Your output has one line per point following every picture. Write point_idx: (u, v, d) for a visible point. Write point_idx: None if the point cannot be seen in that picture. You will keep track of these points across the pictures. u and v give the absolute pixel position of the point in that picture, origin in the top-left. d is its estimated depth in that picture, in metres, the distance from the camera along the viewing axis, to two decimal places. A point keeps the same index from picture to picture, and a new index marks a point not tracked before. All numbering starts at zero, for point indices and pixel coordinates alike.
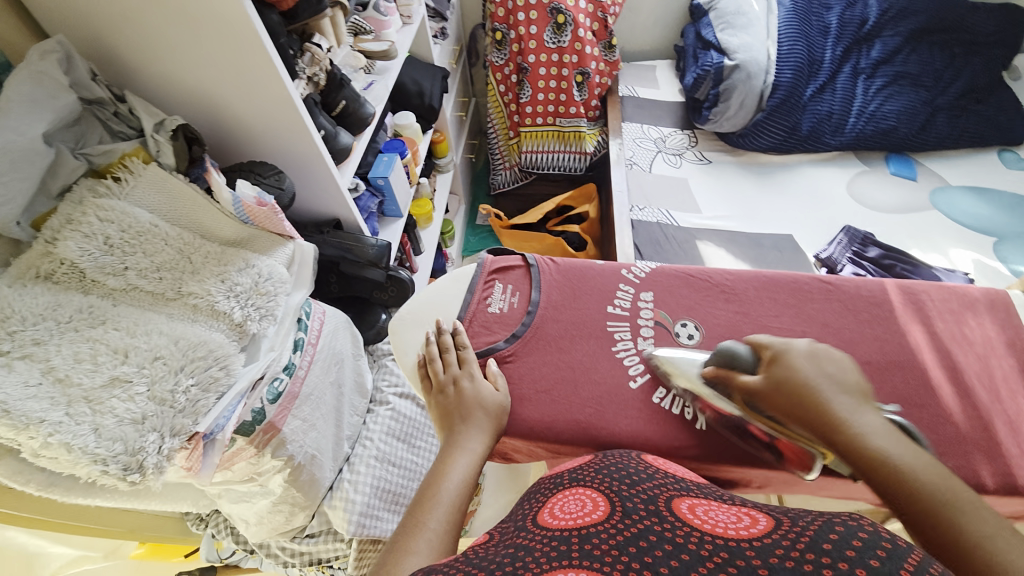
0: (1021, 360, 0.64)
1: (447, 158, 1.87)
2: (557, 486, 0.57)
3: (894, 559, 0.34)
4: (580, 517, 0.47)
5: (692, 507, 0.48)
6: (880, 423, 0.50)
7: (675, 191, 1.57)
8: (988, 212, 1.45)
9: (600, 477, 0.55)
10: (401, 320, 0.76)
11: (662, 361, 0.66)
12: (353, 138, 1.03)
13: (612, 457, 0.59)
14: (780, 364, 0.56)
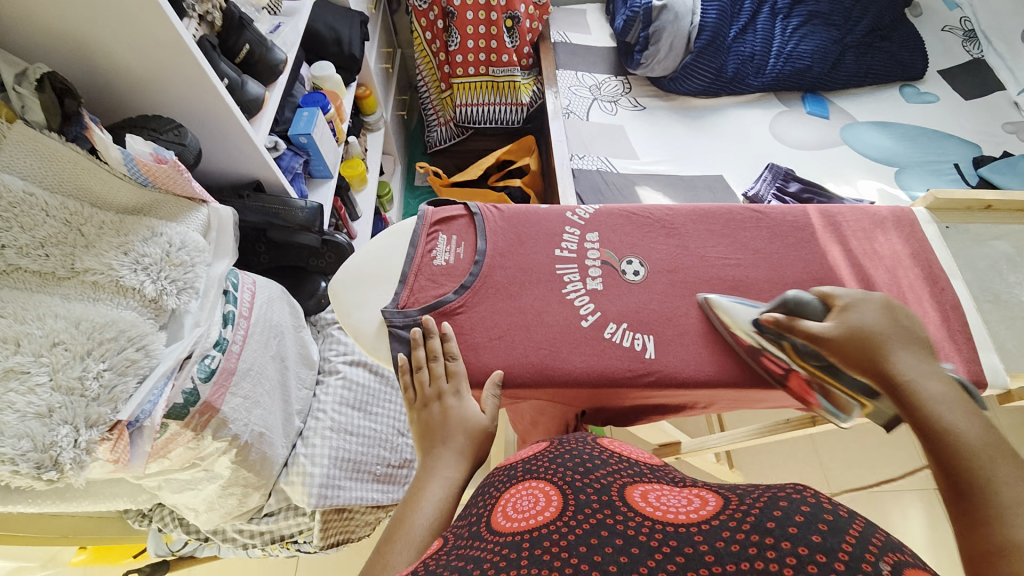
0: (923, 269, 0.71)
1: (376, 115, 1.78)
2: (512, 479, 0.58)
3: (834, 533, 0.38)
4: (534, 515, 0.48)
5: (642, 492, 0.51)
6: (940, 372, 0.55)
7: (612, 138, 1.57)
8: (889, 145, 1.59)
9: (553, 469, 0.56)
10: (341, 281, 0.71)
11: (716, 304, 0.67)
12: (265, 88, 0.93)
13: (566, 446, 0.60)
14: (856, 314, 0.61)
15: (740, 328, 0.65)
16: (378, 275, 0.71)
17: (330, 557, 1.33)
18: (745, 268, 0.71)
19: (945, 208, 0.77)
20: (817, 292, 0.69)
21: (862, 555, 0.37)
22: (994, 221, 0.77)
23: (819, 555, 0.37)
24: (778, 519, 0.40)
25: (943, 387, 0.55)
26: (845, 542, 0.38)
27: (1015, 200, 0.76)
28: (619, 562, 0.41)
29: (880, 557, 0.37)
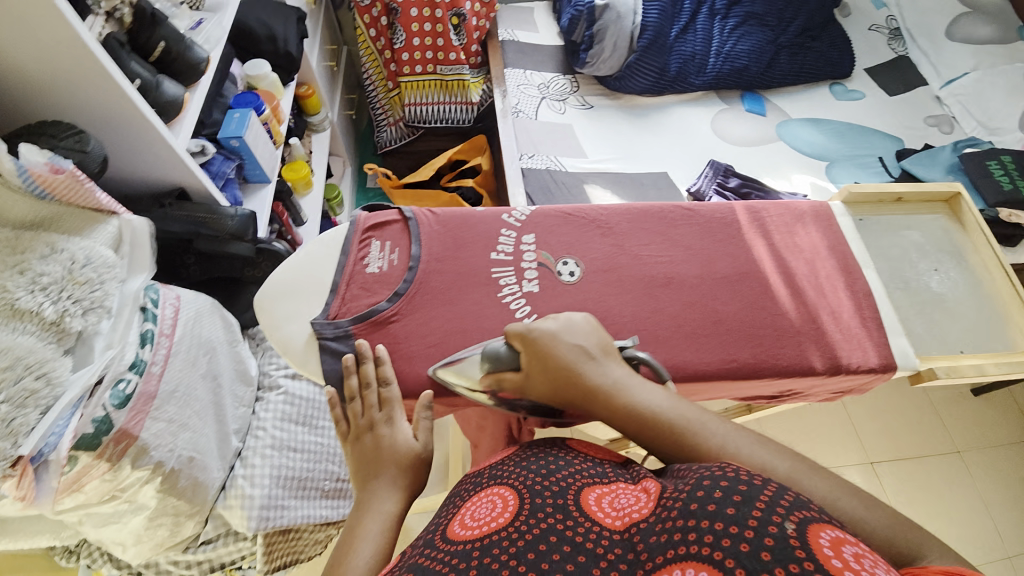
0: (839, 260, 0.75)
1: (321, 115, 1.70)
2: (474, 487, 0.57)
3: (749, 501, 0.40)
4: (488, 521, 0.48)
5: (596, 492, 0.51)
6: (625, 376, 0.55)
7: (561, 137, 1.59)
8: (821, 140, 1.68)
9: (514, 472, 0.55)
10: (268, 293, 0.67)
11: (445, 371, 0.62)
12: (184, 89, 0.86)
13: (533, 451, 0.60)
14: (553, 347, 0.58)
15: (475, 386, 0.62)
16: (307, 285, 0.68)
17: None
18: (677, 265, 0.73)
19: (860, 201, 0.81)
20: (744, 286, 0.72)
21: (769, 519, 0.38)
22: (903, 212, 0.82)
23: (736, 529, 0.38)
24: (703, 501, 0.41)
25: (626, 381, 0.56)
26: (755, 509, 0.39)
27: (922, 192, 0.81)
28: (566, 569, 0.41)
29: (789, 519, 0.38)
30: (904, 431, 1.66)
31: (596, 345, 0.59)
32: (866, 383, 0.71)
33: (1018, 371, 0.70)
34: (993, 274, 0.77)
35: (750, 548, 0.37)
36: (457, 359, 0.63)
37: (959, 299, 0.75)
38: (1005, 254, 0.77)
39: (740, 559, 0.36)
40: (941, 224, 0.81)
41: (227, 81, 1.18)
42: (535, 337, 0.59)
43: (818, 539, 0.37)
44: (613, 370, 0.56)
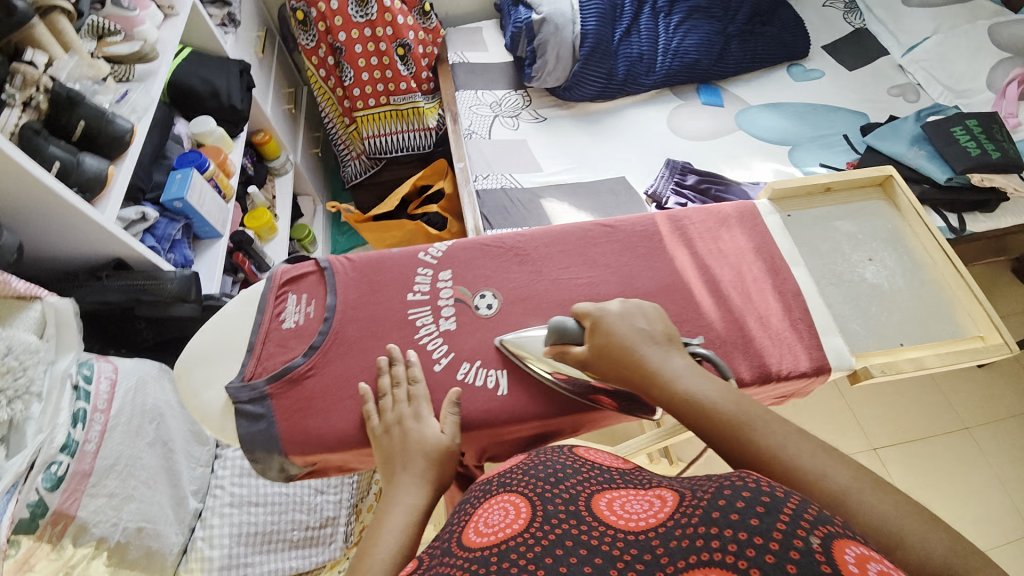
0: (767, 261, 0.73)
1: (280, 159, 1.72)
2: (485, 495, 0.56)
3: (771, 513, 0.37)
4: (501, 530, 0.47)
5: (608, 499, 0.49)
6: (685, 364, 0.56)
7: (516, 154, 1.58)
8: (782, 124, 1.64)
9: (529, 481, 0.54)
10: (188, 360, 0.68)
11: (511, 344, 0.66)
12: (108, 163, 0.89)
13: (543, 458, 0.58)
14: (605, 329, 0.60)
15: (537, 358, 0.65)
16: (224, 349, 0.68)
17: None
18: (596, 286, 0.72)
19: (786, 197, 0.79)
20: (667, 301, 0.70)
21: (794, 531, 0.35)
22: (833, 203, 0.79)
23: (759, 538, 0.35)
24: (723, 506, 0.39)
25: (690, 372, 0.56)
26: (779, 520, 0.36)
27: (850, 179, 0.79)
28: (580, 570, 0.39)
29: (812, 532, 0.35)
30: (908, 412, 1.58)
31: (661, 332, 0.60)
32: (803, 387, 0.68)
33: (963, 360, 0.66)
34: (934, 256, 0.73)
35: (773, 561, 0.33)
36: (522, 337, 0.67)
37: (897, 288, 0.72)
38: (944, 234, 0.73)
39: (761, 567, 0.33)
40: (877, 209, 0.78)
41: (171, 142, 1.21)
42: (601, 318, 0.61)
43: (845, 555, 0.34)
44: (676, 359, 0.57)
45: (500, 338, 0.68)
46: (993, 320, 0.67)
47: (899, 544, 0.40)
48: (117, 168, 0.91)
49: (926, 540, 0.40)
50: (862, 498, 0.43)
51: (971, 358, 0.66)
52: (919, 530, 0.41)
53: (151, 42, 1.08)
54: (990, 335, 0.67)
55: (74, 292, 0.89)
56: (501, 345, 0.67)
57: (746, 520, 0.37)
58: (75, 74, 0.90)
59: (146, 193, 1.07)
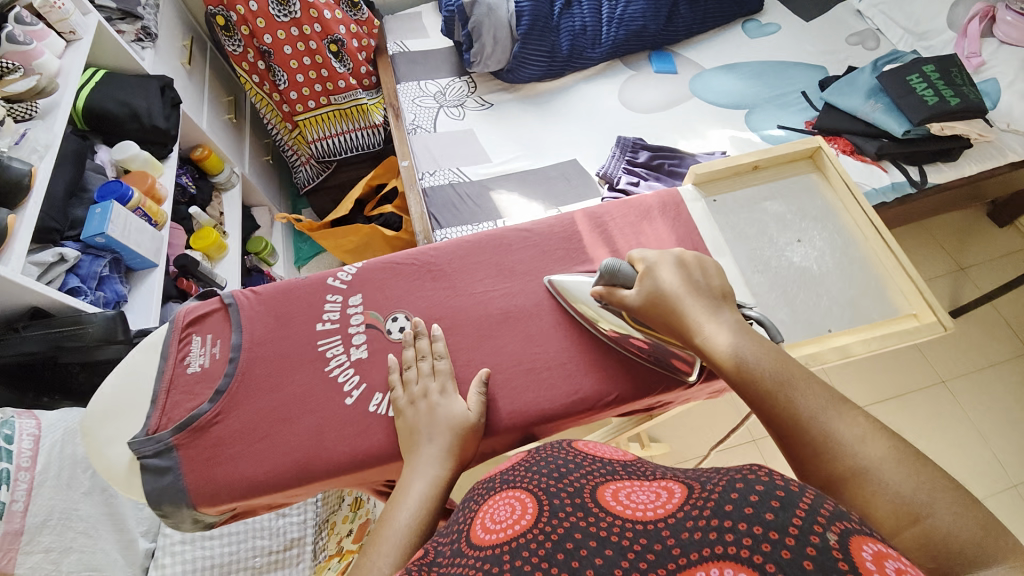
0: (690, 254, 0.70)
1: (224, 173, 1.65)
2: (484, 491, 0.49)
3: (788, 507, 0.34)
4: (508, 529, 0.41)
5: (613, 487, 0.45)
6: (734, 319, 0.55)
7: (464, 144, 1.50)
8: (738, 87, 1.55)
9: (529, 474, 0.48)
10: (92, 416, 0.65)
11: (562, 285, 0.67)
12: (7, 211, 0.84)
13: (542, 452, 0.52)
14: (656, 276, 0.59)
15: (586, 301, 0.65)
16: (128, 401, 0.66)
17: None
18: (513, 296, 0.69)
19: (711, 179, 0.75)
20: None
21: (811, 526, 0.33)
22: (761, 181, 0.76)
23: (774, 534, 0.33)
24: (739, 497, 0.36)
25: (738, 331, 0.55)
26: (795, 516, 0.34)
27: (777, 155, 0.75)
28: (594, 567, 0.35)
29: (829, 527, 0.33)
30: (885, 371, 1.51)
31: (715, 287, 0.59)
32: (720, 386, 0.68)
33: (894, 341, 0.63)
34: (865, 231, 0.70)
35: (790, 557, 0.31)
36: (574, 281, 0.67)
37: (825, 271, 0.69)
38: (873, 207, 0.70)
39: (780, 564, 0.31)
40: (808, 183, 0.75)
41: (91, 173, 1.15)
42: (654, 266, 0.60)
43: (862, 553, 0.32)
44: (724, 316, 0.56)
45: (550, 279, 0.69)
46: (924, 297, 0.64)
47: (926, 518, 0.39)
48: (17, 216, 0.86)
49: (950, 516, 0.39)
50: (894, 475, 0.42)
51: (902, 339, 0.63)
52: (948, 513, 0.39)
53: (52, 74, 1.02)
54: (923, 314, 0.64)
55: None
56: (551, 284, 0.68)
57: (762, 515, 0.34)
58: None
59: (64, 233, 1.02)
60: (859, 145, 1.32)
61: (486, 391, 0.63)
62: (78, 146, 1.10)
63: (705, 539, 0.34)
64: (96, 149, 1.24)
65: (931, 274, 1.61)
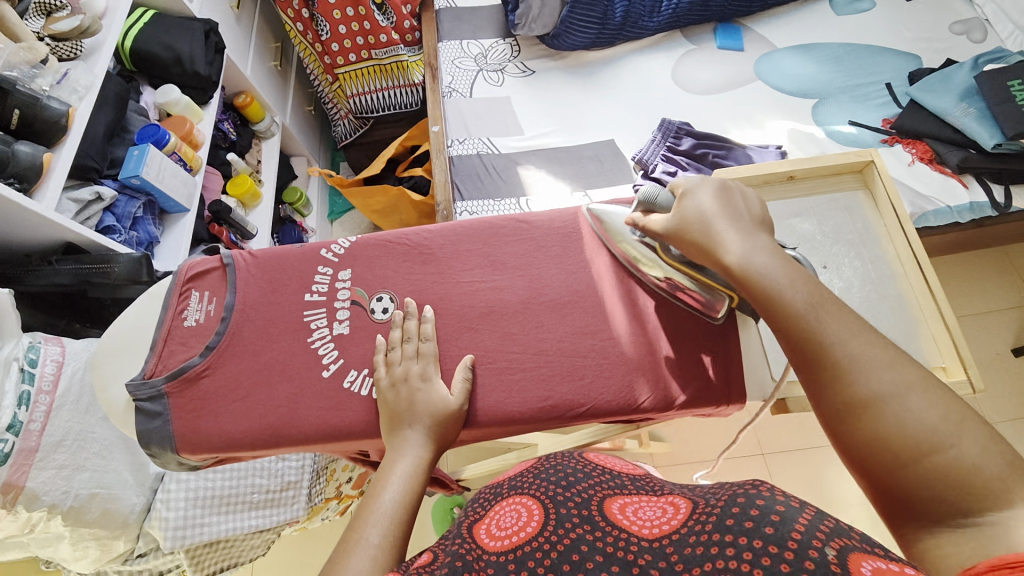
0: None
1: (265, 122, 1.67)
2: (496, 497, 0.60)
3: (787, 522, 0.39)
4: (514, 533, 0.52)
5: (620, 504, 0.53)
6: (769, 244, 0.53)
7: (498, 112, 1.43)
8: (810, 71, 1.36)
9: (538, 485, 0.58)
10: (100, 353, 0.70)
11: (596, 216, 0.69)
12: (44, 149, 0.89)
13: (552, 465, 0.63)
14: (695, 200, 0.57)
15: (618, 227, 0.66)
16: (130, 344, 0.69)
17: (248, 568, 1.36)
18: (501, 291, 0.67)
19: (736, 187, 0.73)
20: (574, 311, 0.66)
21: (810, 541, 0.37)
22: (796, 193, 0.73)
23: (773, 546, 0.38)
24: (737, 519, 0.41)
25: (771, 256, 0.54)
26: (794, 531, 0.38)
27: (818, 168, 0.71)
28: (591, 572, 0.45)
29: (830, 543, 0.37)
30: None
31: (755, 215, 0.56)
32: (717, 412, 0.65)
33: None
34: (906, 267, 0.67)
35: (788, 568, 0.36)
36: (610, 210, 0.68)
37: (850, 305, 0.67)
38: (922, 242, 0.67)
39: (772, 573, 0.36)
40: (850, 202, 0.72)
41: (134, 113, 1.20)
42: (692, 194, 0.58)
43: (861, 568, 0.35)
44: (759, 240, 0.54)
45: (588, 208, 0.70)
46: (958, 350, 0.62)
47: (941, 449, 0.42)
48: (54, 154, 0.91)
49: (971, 446, 0.41)
50: (907, 398, 0.44)
51: None
52: (973, 446, 0.41)
53: (97, 13, 1.07)
54: (953, 369, 0.61)
55: (29, 275, 0.95)
56: (590, 212, 0.70)
57: (761, 532, 0.39)
58: (11, 60, 0.91)
59: (102, 171, 1.08)
60: (942, 154, 1.15)
61: (471, 379, 0.63)
62: (121, 87, 1.15)
63: (709, 554, 0.40)
64: (141, 91, 1.28)
65: (995, 305, 1.43)
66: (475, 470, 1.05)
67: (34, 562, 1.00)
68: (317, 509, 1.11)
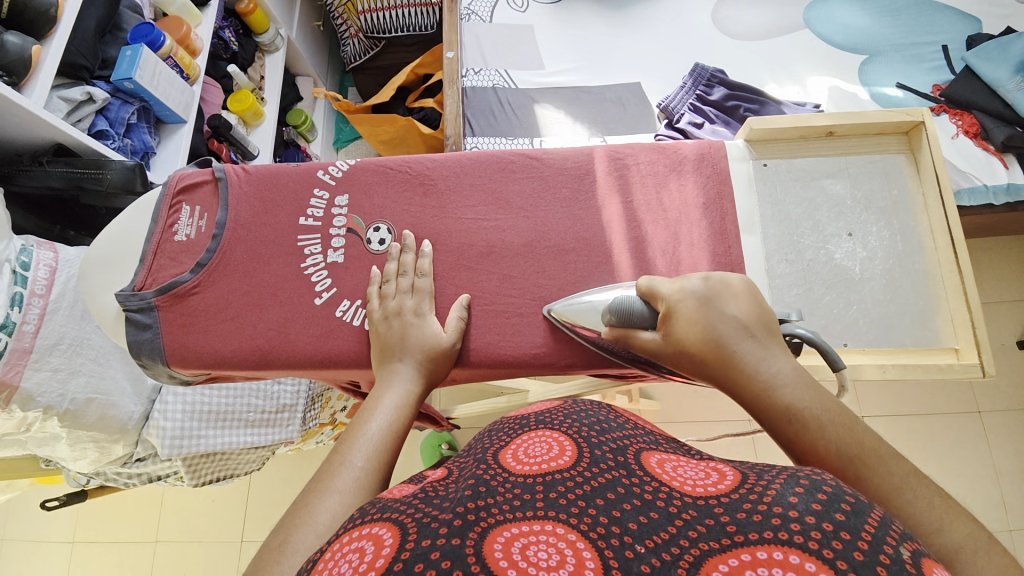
0: (712, 222, 0.63)
1: (269, 34, 1.56)
2: (515, 429, 0.42)
3: (859, 514, 0.28)
4: (543, 462, 0.36)
5: (658, 457, 0.38)
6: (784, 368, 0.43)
7: (518, 42, 1.31)
8: (864, 23, 1.22)
9: (567, 421, 0.41)
10: (89, 261, 0.68)
11: (562, 316, 0.58)
12: (34, 40, 0.83)
13: (578, 405, 0.45)
14: (683, 317, 0.48)
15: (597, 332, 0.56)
16: (120, 255, 0.67)
17: (245, 480, 1.44)
18: (503, 231, 0.64)
19: (768, 139, 0.67)
20: (578, 258, 0.63)
21: (883, 537, 0.27)
22: (832, 151, 0.67)
23: (846, 534, 0.27)
24: (803, 493, 0.29)
25: (784, 377, 0.43)
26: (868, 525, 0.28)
27: (861, 125, 0.65)
28: (632, 522, 0.30)
29: (899, 544, 0.27)
30: (918, 387, 1.35)
31: (756, 319, 0.47)
32: None
33: (916, 372, 0.59)
34: (937, 239, 0.63)
35: (865, 561, 0.26)
36: (577, 305, 0.58)
37: (870, 277, 0.63)
38: (959, 212, 0.62)
39: (854, 566, 0.25)
40: (890, 165, 0.66)
41: (127, 10, 1.11)
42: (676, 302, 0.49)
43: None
44: (773, 362, 0.44)
45: (550, 308, 0.60)
46: (975, 332, 0.59)
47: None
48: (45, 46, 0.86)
49: None
50: (981, 565, 0.32)
51: (929, 373, 0.60)
52: None
53: None
54: (966, 352, 0.60)
55: (21, 175, 0.91)
56: (551, 314, 0.59)
57: (831, 513, 0.28)
58: None
59: (93, 72, 1.01)
60: (988, 129, 1.06)
61: (466, 318, 0.61)
62: None
63: (768, 525, 0.28)
64: None
65: (1010, 295, 1.39)
66: (466, 410, 1.07)
67: (35, 459, 1.04)
68: (311, 432, 1.15)
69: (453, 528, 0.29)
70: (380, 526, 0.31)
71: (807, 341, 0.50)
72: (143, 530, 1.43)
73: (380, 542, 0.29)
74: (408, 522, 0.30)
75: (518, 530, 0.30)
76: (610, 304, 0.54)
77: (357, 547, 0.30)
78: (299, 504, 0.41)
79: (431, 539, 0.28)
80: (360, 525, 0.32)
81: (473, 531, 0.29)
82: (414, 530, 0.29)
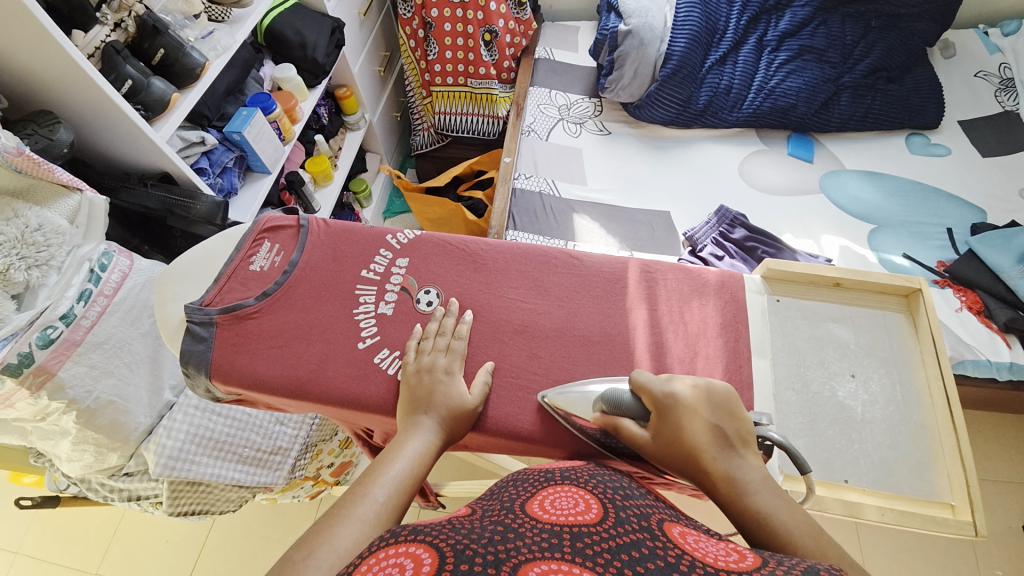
0: (728, 341, 0.70)
1: (357, 116, 1.80)
2: (542, 481, 0.47)
3: None
4: (570, 515, 0.39)
5: (680, 529, 0.41)
6: (759, 473, 0.51)
7: (567, 160, 1.50)
8: (873, 198, 1.38)
9: (594, 483, 0.46)
10: (170, 273, 0.76)
11: (555, 404, 0.62)
12: (173, 87, 1.01)
13: (605, 474, 0.49)
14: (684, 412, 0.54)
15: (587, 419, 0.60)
16: (198, 273, 0.76)
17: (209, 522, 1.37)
18: (538, 314, 0.71)
19: (782, 279, 0.76)
20: (602, 351, 0.69)
21: None
22: (839, 300, 0.75)
23: None
24: None
25: (761, 480, 0.50)
26: None
27: (865, 281, 0.74)
28: None
29: None
30: (925, 561, 1.28)
31: (734, 431, 0.54)
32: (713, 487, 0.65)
33: (911, 522, 0.61)
34: (934, 396, 0.68)
35: None
36: (571, 393, 0.62)
37: (872, 420, 0.67)
38: (953, 375, 0.68)
39: None
40: (890, 322, 0.74)
41: (252, 81, 1.34)
42: (667, 404, 0.55)
43: None
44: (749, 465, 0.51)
45: (543, 395, 0.64)
46: (969, 492, 0.62)
47: None
48: (182, 94, 1.03)
49: None
50: None
51: (923, 523, 0.62)
52: None
53: None
54: (962, 509, 0.62)
55: (123, 190, 1.05)
56: (546, 399, 0.63)
57: None
58: (167, 6, 1.05)
59: (211, 121, 1.20)
60: (991, 308, 1.15)
61: (489, 382, 0.66)
62: (249, 56, 1.28)
63: None
64: (263, 62, 1.42)
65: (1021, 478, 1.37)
66: (455, 487, 1.04)
67: (28, 451, 1.04)
68: (293, 484, 1.12)
69: (487, 560, 0.32)
70: (416, 549, 0.34)
71: (777, 444, 0.56)
72: (88, 557, 1.34)
73: (418, 561, 0.32)
74: (444, 547, 0.33)
75: (545, 568, 0.32)
76: (601, 396, 0.59)
77: (395, 563, 0.33)
78: (317, 530, 0.44)
79: (468, 564, 0.32)
80: (393, 545, 0.35)
81: (506, 566, 0.32)
82: (450, 555, 0.32)
